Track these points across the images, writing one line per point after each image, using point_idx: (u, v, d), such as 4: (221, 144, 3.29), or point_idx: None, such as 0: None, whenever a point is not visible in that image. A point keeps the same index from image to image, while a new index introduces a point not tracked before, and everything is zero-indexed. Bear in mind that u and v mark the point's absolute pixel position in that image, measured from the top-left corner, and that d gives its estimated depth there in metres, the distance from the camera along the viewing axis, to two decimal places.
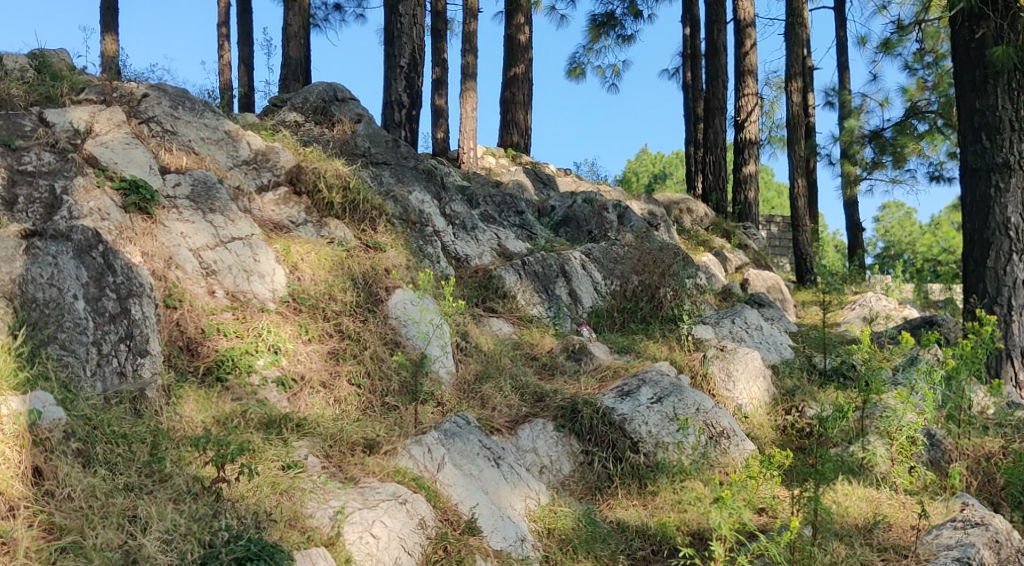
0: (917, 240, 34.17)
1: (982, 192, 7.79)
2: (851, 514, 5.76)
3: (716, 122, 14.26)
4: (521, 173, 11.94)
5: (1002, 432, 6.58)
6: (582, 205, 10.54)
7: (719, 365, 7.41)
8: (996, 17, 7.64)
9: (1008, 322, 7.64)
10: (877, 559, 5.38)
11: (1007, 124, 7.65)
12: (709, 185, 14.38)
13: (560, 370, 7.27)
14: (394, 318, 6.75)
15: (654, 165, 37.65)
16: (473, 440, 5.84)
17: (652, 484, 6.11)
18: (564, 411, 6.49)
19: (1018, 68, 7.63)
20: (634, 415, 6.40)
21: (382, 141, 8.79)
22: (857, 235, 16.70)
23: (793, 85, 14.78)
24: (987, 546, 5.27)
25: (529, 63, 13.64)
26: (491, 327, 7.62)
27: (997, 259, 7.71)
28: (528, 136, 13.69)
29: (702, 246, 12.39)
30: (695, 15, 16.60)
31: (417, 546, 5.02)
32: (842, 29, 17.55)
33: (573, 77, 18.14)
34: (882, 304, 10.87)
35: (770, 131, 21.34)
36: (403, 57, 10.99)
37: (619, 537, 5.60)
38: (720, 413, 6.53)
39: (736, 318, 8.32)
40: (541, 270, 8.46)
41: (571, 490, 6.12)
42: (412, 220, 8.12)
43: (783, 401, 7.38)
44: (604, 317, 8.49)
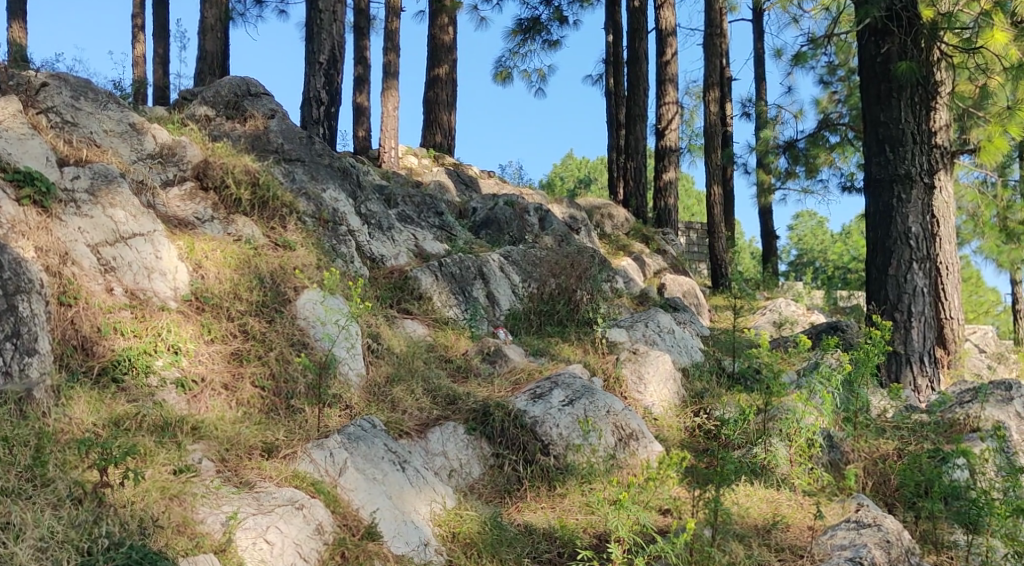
0: (829, 248, 34.96)
1: (885, 203, 7.96)
2: (751, 515, 5.82)
3: (637, 128, 14.35)
4: (443, 174, 11.88)
5: (898, 434, 6.72)
6: (503, 207, 10.54)
7: (631, 368, 7.53)
8: (901, 33, 7.87)
9: (906, 328, 7.82)
10: (773, 559, 5.45)
11: (909, 137, 7.85)
12: (629, 190, 14.51)
13: (474, 373, 7.22)
14: (301, 319, 6.63)
15: (577, 170, 37.85)
16: (378, 444, 5.74)
17: (560, 486, 6.11)
18: (475, 414, 6.46)
19: (920, 83, 7.86)
20: (545, 418, 6.40)
21: (295, 137, 8.55)
22: (772, 242, 16.98)
23: (712, 94, 14.99)
24: (879, 545, 5.37)
25: (452, 64, 13.55)
26: (405, 328, 7.54)
27: (897, 267, 7.89)
28: (451, 136, 13.60)
29: (622, 250, 12.48)
30: (618, 21, 16.73)
31: (312, 552, 4.94)
32: (760, 41, 17.86)
33: (499, 79, 18.12)
34: (791, 309, 11.06)
35: (689, 139, 21.59)
36: (323, 54, 10.80)
37: (526, 540, 5.57)
38: (629, 415, 6.54)
39: (649, 322, 8.36)
40: (457, 271, 8.41)
41: (479, 493, 6.07)
42: (325, 218, 7.99)
43: (693, 403, 7.44)
44: (520, 319, 8.44)
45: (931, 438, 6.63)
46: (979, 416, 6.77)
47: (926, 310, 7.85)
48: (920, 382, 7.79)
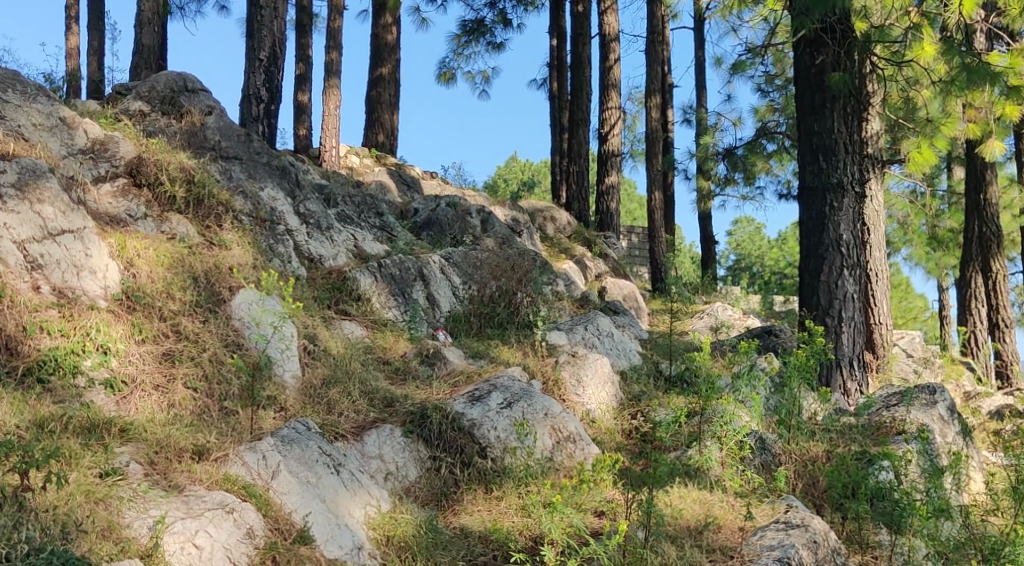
0: (765, 254, 35.48)
1: (818, 211, 8.08)
2: (684, 517, 5.88)
3: (580, 132, 14.40)
4: (384, 174, 11.81)
5: (828, 436, 6.84)
6: (445, 209, 10.51)
7: (570, 370, 7.52)
8: (835, 44, 8.01)
9: (838, 333, 7.96)
10: (704, 560, 5.50)
11: (841, 147, 7.98)
12: (572, 194, 14.57)
13: (412, 375, 7.17)
14: (235, 319, 6.53)
15: (520, 172, 37.90)
16: (311, 447, 5.68)
17: (497, 489, 6.09)
18: (412, 417, 6.42)
19: (852, 95, 8.00)
20: (483, 420, 6.38)
21: (234, 135, 8.41)
22: (711, 247, 17.18)
23: (654, 101, 15.11)
24: (806, 546, 5.46)
25: (395, 64, 13.48)
26: (343, 330, 7.46)
27: (829, 273, 8.02)
28: (393, 137, 13.51)
29: (563, 253, 12.50)
30: (562, 26, 16.79)
31: (243, 556, 4.90)
32: (700, 49, 18.06)
33: (442, 81, 18.09)
34: (728, 314, 11.19)
35: (631, 145, 21.74)
36: (263, 51, 10.65)
37: (461, 543, 5.55)
38: (567, 417, 6.55)
39: (588, 325, 8.38)
40: (397, 272, 8.37)
41: (415, 497, 6.03)
42: (262, 217, 7.90)
43: (630, 406, 7.48)
44: (460, 320, 8.41)
45: (858, 440, 6.79)
46: (905, 419, 6.92)
47: (856, 315, 7.99)
48: (849, 385, 7.95)
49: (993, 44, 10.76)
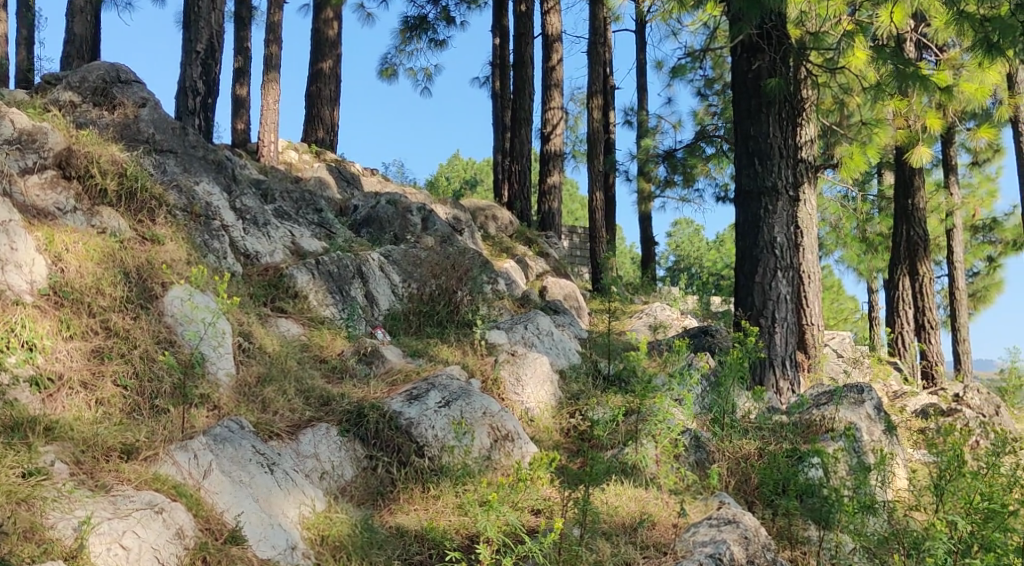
0: (704, 255, 35.87)
1: (753, 213, 8.18)
2: (620, 514, 5.91)
3: (522, 132, 14.41)
4: (324, 170, 11.70)
5: (760, 434, 6.95)
6: (385, 206, 10.44)
7: (509, 369, 7.52)
8: (770, 50, 8.15)
9: (771, 333, 8.06)
10: (638, 557, 5.54)
11: (777, 151, 8.09)
12: (513, 193, 14.57)
13: (349, 374, 7.10)
14: (168, 316, 6.41)
15: (463, 171, 37.82)
16: (245, 446, 5.59)
17: (434, 488, 6.06)
18: (348, 416, 6.36)
19: (787, 100, 8.13)
20: (421, 419, 6.35)
21: (168, 128, 8.24)
22: (651, 247, 17.31)
23: (595, 101, 15.18)
24: (737, 542, 5.51)
25: (336, 59, 13.34)
26: (278, 328, 7.37)
27: (764, 274, 8.12)
28: (333, 132, 13.38)
29: (504, 252, 12.50)
30: (505, 25, 16.78)
31: (172, 556, 4.81)
32: (642, 52, 18.18)
33: (385, 77, 17.98)
34: (666, 313, 11.27)
35: (573, 144, 21.80)
36: (200, 43, 10.45)
37: (397, 542, 5.52)
38: (505, 416, 6.54)
39: (528, 324, 8.38)
40: (335, 270, 8.29)
41: (350, 496, 5.98)
42: (196, 213, 7.75)
43: (568, 405, 7.50)
44: (399, 319, 8.35)
45: (789, 438, 6.85)
46: (834, 418, 7.03)
47: (789, 316, 8.11)
48: (782, 384, 8.06)
49: (923, 52, 10.95)
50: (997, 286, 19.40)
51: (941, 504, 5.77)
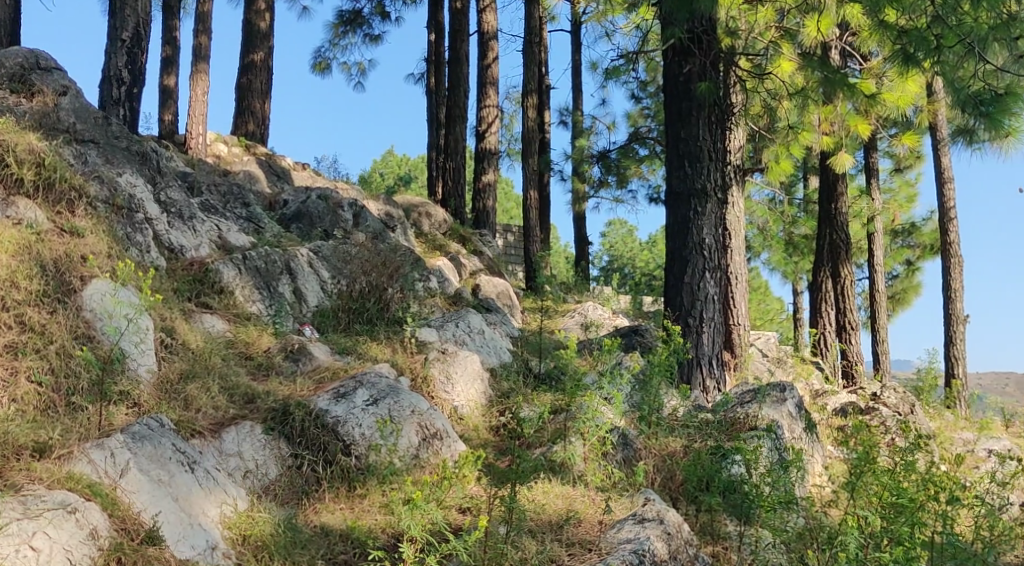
0: (637, 255, 36.17)
1: (683, 215, 8.26)
2: (546, 512, 5.93)
3: (456, 129, 14.36)
4: (254, 164, 11.52)
5: (686, 432, 7.06)
6: (316, 201, 10.33)
7: (439, 367, 7.47)
8: (701, 55, 8.23)
9: (699, 333, 8.14)
10: (563, 554, 5.56)
11: (706, 154, 8.19)
12: (448, 190, 14.49)
13: (276, 371, 6.99)
14: (87, 311, 6.25)
15: (398, 167, 37.58)
16: (165, 444, 5.47)
17: (360, 486, 6.00)
18: (273, 414, 6.28)
19: (717, 104, 8.23)
20: (347, 418, 6.27)
21: (89, 118, 8.07)
22: (584, 247, 17.39)
23: (530, 100, 15.18)
24: (660, 538, 5.57)
25: (268, 51, 13.12)
26: (203, 324, 7.24)
27: (692, 275, 8.20)
28: (264, 126, 13.17)
29: (438, 250, 12.43)
30: (441, 22, 16.71)
31: (84, 557, 4.72)
32: (577, 53, 18.26)
33: (318, 71, 17.77)
34: (598, 312, 11.31)
35: (508, 142, 21.80)
36: (126, 31, 10.26)
37: (321, 541, 5.46)
38: (434, 415, 6.50)
39: (459, 322, 8.35)
40: (262, 265, 8.18)
41: (274, 495, 5.90)
42: (119, 205, 7.55)
43: (498, 403, 7.49)
44: (328, 316, 8.25)
45: (713, 436, 6.96)
46: (757, 415, 7.12)
47: (716, 316, 8.20)
48: (708, 383, 8.14)
49: (847, 61, 11.10)
50: (915, 289, 19.89)
51: (854, 500, 5.89)
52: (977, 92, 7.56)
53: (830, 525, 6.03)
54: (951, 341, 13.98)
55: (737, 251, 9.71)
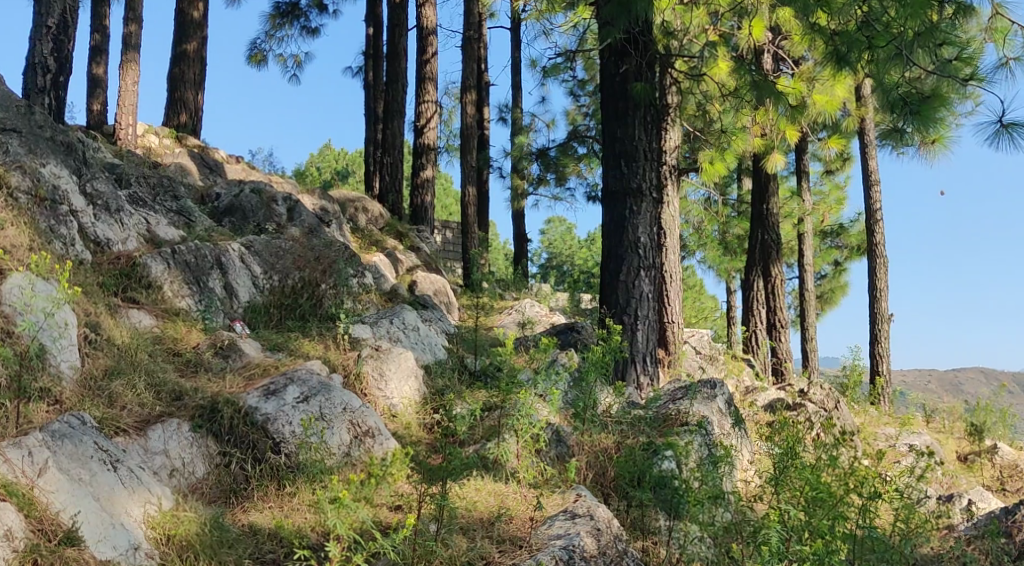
0: (576, 253, 36.30)
1: (618, 214, 8.30)
2: (478, 509, 5.92)
3: (395, 124, 14.26)
4: (186, 156, 11.30)
5: (619, 428, 7.12)
6: (249, 195, 10.18)
7: (372, 364, 7.38)
8: (637, 55, 8.31)
9: (633, 330, 8.18)
10: (494, 551, 5.56)
11: (641, 153, 8.24)
12: (385, 185, 14.36)
13: (205, 367, 6.85)
14: (6, 306, 6.08)
15: (336, 162, 37.23)
16: (86, 442, 5.37)
17: (290, 485, 5.92)
18: (201, 411, 6.17)
19: (653, 105, 8.29)
20: (278, 415, 6.18)
21: (12, 106, 7.85)
22: (522, 243, 17.40)
23: (469, 97, 15.12)
24: (589, 534, 5.59)
25: (202, 41, 12.88)
26: (129, 319, 7.09)
27: (627, 273, 8.25)
28: (197, 117, 12.93)
29: (375, 245, 12.32)
30: (379, 15, 16.61)
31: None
32: (517, 50, 18.25)
33: (254, 63, 17.53)
34: (535, 310, 11.30)
35: (447, 138, 21.69)
36: (52, 18, 10.05)
37: (248, 541, 5.39)
38: (366, 412, 6.43)
39: (394, 319, 8.29)
40: (192, 259, 8.02)
41: (201, 494, 5.81)
42: (42, 196, 7.37)
43: (432, 400, 7.46)
44: (259, 312, 8.14)
45: (645, 432, 7.04)
46: (688, 411, 7.19)
47: (650, 314, 8.26)
48: (642, 379, 8.17)
49: (780, 64, 11.28)
50: (843, 289, 20.30)
51: (779, 494, 6.00)
52: (905, 94, 7.70)
53: (753, 520, 6.11)
54: (876, 339, 14.27)
55: (672, 250, 9.86)
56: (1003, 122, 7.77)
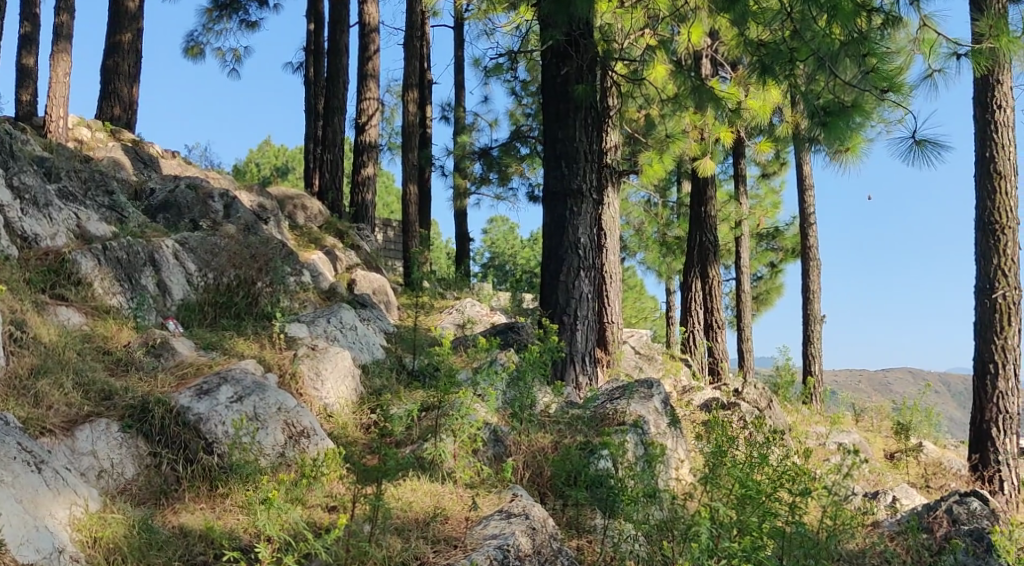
0: (518, 253, 36.37)
1: (559, 215, 8.31)
2: (413, 509, 5.89)
3: (335, 120, 14.13)
4: (119, 150, 11.07)
5: (556, 427, 7.15)
6: (185, 191, 10.01)
7: (308, 363, 7.30)
8: (578, 57, 8.34)
9: (573, 330, 8.21)
10: (428, 551, 5.53)
11: (582, 155, 8.27)
12: (325, 183, 14.20)
13: (135, 367, 6.72)
14: None
15: (276, 158, 36.83)
16: (9, 442, 5.24)
17: (223, 486, 5.83)
18: (131, 411, 6.05)
19: (593, 106, 8.33)
20: (210, 415, 6.09)
21: None
22: (463, 242, 17.37)
23: (411, 95, 15.04)
24: (524, 533, 5.59)
25: (137, 33, 12.64)
26: (58, 317, 6.94)
27: (567, 273, 8.27)
28: (130, 110, 12.65)
29: (314, 243, 12.19)
30: (320, 11, 16.47)
31: None
32: (459, 49, 18.21)
33: (191, 56, 17.25)
34: (475, 309, 11.27)
35: (387, 136, 21.56)
36: None
37: (179, 542, 5.30)
38: (301, 412, 6.35)
39: (331, 318, 8.22)
40: (124, 256, 7.85)
41: (131, 495, 5.70)
42: None
43: (369, 400, 7.40)
44: (193, 310, 8.01)
45: (583, 431, 7.07)
46: (625, 411, 7.24)
47: (589, 315, 8.30)
48: (581, 379, 8.18)
49: (718, 69, 11.41)
50: (778, 290, 20.61)
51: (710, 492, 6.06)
52: (825, 104, 7.85)
53: (686, 518, 6.18)
54: (809, 340, 14.52)
55: (613, 251, 9.94)
56: (916, 138, 7.97)
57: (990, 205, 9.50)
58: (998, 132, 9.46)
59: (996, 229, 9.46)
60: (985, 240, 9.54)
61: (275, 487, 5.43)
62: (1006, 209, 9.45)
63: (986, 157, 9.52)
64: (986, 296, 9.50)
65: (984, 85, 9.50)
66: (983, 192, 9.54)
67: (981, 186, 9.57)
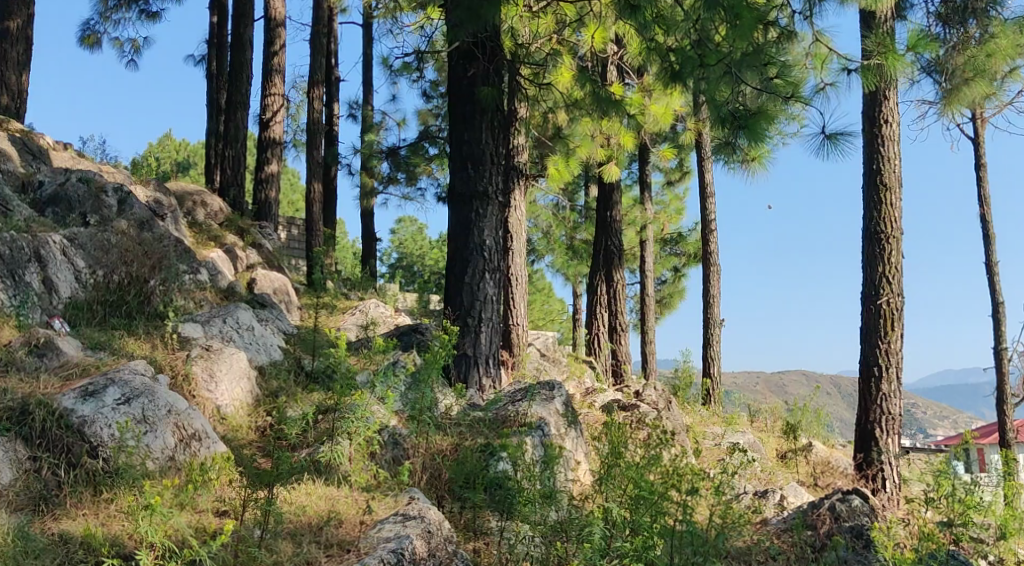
0: (427, 254, 36.21)
1: (464, 216, 8.27)
2: (306, 513, 5.77)
3: (237, 115, 13.80)
4: (6, 141, 10.61)
5: (457, 430, 7.09)
6: (76, 184, 9.66)
7: (202, 365, 7.11)
8: (484, 60, 8.34)
9: (477, 333, 8.17)
10: (321, 556, 5.43)
11: (488, 157, 8.27)
12: (226, 179, 13.87)
13: (17, 367, 6.44)
14: None
15: (177, 153, 35.98)
16: None
17: (107, 490, 5.65)
18: (10, 413, 5.80)
19: (499, 110, 8.33)
20: (95, 417, 5.86)
21: None
22: (369, 242, 17.19)
23: (317, 92, 14.80)
24: (419, 536, 5.55)
25: (27, 19, 12.14)
26: None
27: (472, 275, 8.23)
28: (20, 99, 12.14)
29: (214, 240, 11.88)
30: (224, 4, 16.12)
31: None
32: (367, 47, 18.03)
33: (87, 45, 16.69)
34: (379, 310, 11.14)
35: (293, 132, 21.23)
36: None
37: (58, 549, 5.14)
38: (192, 415, 6.17)
39: (227, 318, 8.01)
40: (7, 252, 7.54)
41: (7, 501, 5.48)
42: None
43: (265, 402, 7.25)
44: (81, 309, 7.73)
45: (483, 434, 7.05)
46: (526, 413, 7.24)
47: (494, 317, 8.27)
48: (484, 381, 8.13)
49: (625, 75, 11.52)
50: (680, 294, 20.93)
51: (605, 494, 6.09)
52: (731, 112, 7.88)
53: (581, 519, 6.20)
54: (709, 342, 14.78)
55: (517, 253, 9.95)
56: (827, 134, 8.14)
57: (876, 216, 9.79)
58: (885, 145, 9.78)
59: (882, 239, 9.75)
60: (871, 249, 9.82)
61: (157, 492, 5.18)
62: (891, 220, 9.76)
63: (874, 169, 9.82)
64: (872, 302, 9.77)
65: (873, 100, 9.82)
66: (871, 203, 9.83)
67: (869, 197, 9.85)
